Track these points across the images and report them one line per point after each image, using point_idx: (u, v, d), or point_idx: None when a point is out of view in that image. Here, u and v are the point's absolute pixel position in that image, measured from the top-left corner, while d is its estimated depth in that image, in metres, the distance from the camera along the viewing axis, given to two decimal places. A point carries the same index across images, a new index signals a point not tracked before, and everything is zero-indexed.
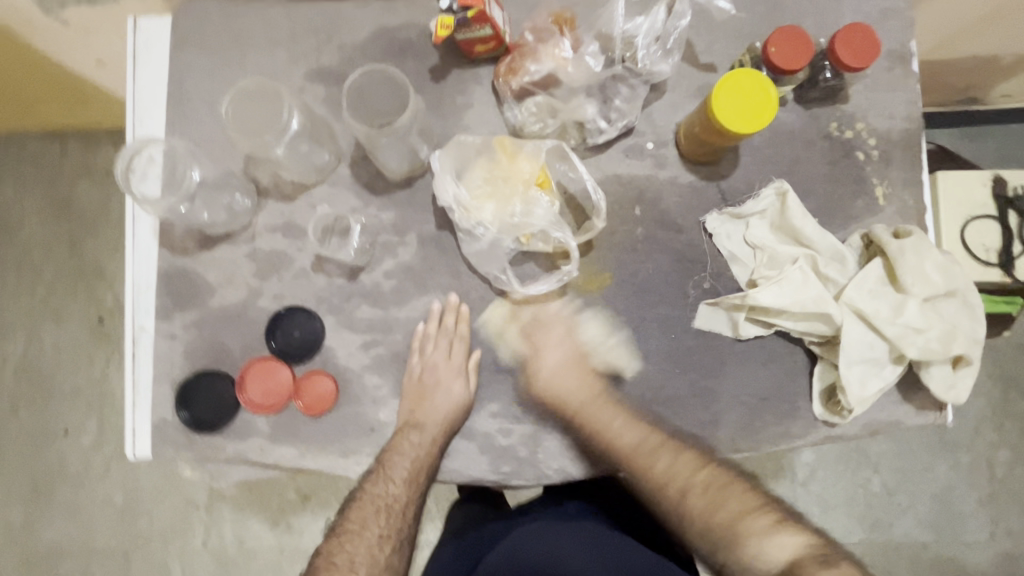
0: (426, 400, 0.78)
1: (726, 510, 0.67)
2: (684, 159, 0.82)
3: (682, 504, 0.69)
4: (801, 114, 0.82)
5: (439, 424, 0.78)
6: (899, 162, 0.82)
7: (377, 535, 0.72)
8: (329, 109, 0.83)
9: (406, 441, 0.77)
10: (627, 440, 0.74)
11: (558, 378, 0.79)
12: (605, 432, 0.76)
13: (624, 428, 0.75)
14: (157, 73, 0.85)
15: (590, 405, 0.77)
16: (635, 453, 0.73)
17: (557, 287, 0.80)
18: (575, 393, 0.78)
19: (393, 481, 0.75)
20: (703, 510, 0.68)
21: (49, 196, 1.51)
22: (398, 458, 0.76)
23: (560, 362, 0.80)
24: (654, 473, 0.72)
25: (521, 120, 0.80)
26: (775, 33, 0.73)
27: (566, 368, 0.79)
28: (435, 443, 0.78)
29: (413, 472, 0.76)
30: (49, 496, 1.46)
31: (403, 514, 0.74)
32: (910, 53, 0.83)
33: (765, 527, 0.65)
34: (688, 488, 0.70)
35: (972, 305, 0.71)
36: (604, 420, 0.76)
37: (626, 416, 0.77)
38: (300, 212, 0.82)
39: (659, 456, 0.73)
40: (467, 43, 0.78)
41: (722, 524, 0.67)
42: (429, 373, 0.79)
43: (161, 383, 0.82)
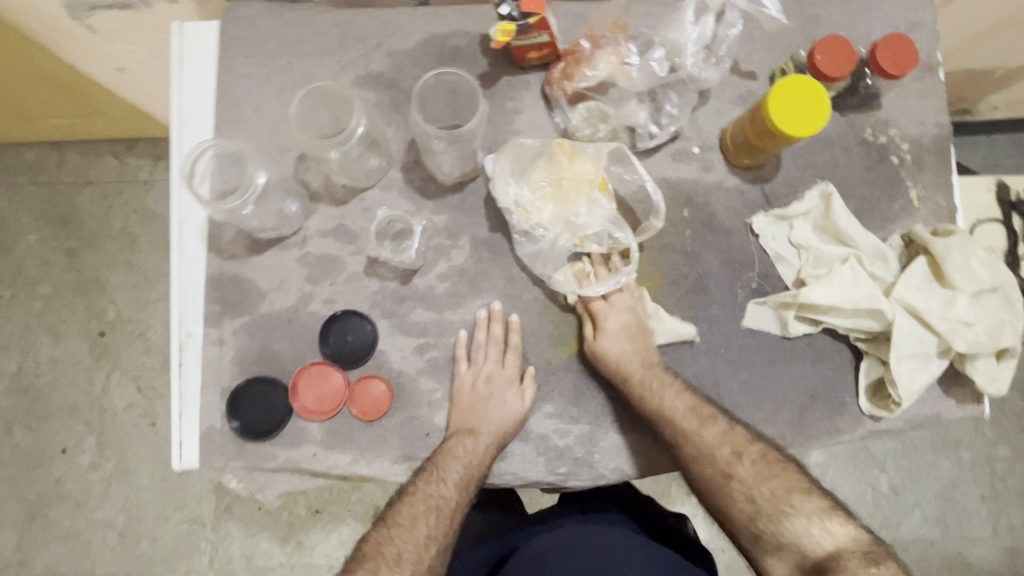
0: (481, 405, 0.78)
1: (771, 484, 0.71)
2: (729, 163, 0.84)
3: (732, 478, 0.72)
4: (838, 120, 0.86)
5: (495, 429, 0.77)
6: (932, 165, 0.86)
7: (424, 535, 0.70)
8: (380, 114, 0.84)
9: (460, 446, 0.76)
10: (677, 407, 0.75)
11: (617, 346, 0.77)
12: (657, 398, 0.76)
13: (671, 398, 0.76)
14: (204, 79, 0.85)
15: (648, 371, 0.77)
16: (684, 420, 0.75)
17: (614, 290, 0.79)
18: (633, 359, 0.78)
19: (444, 484, 0.74)
20: (752, 476, 0.71)
21: (51, 207, 1.46)
22: (451, 462, 0.75)
23: (623, 333, 0.78)
24: (701, 439, 0.74)
25: (573, 124, 0.82)
26: (822, 41, 0.76)
27: (626, 336, 0.78)
28: (488, 450, 0.77)
29: (466, 476, 0.75)
30: (47, 518, 1.40)
31: (452, 518, 0.72)
32: (936, 63, 0.87)
33: (813, 510, 0.69)
34: (733, 461, 0.72)
35: (1014, 300, 0.75)
36: (655, 386, 0.77)
37: (681, 385, 0.77)
38: (351, 216, 0.82)
39: (705, 425, 0.74)
40: (522, 50, 0.79)
41: (769, 497, 0.70)
42: (486, 382, 0.79)
43: (209, 390, 0.80)
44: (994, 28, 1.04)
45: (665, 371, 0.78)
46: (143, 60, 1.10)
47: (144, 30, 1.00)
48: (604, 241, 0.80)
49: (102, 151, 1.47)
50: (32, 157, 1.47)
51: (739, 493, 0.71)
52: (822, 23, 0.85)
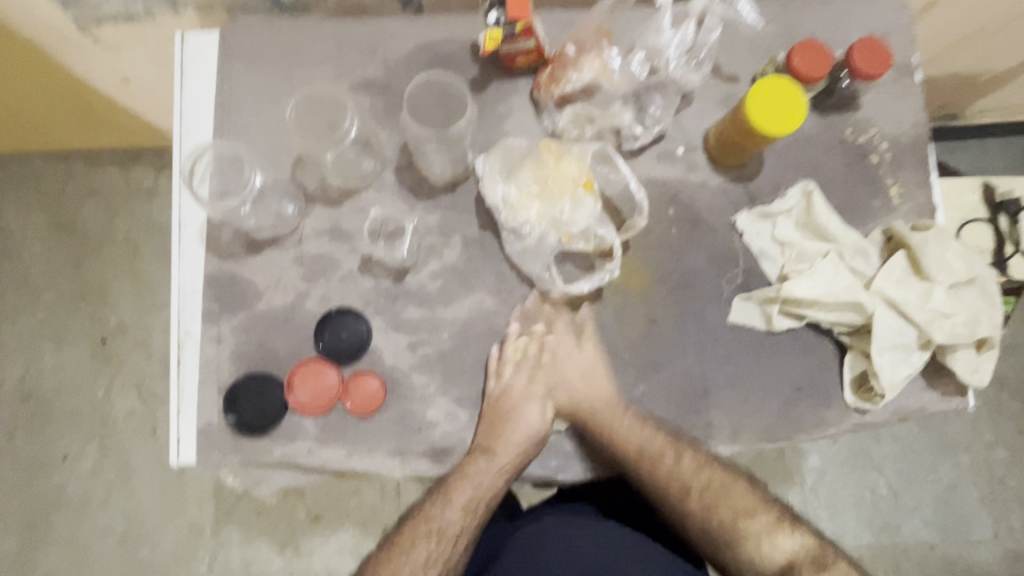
0: (504, 427, 0.80)
1: (725, 508, 0.77)
2: (713, 163, 0.87)
3: (687, 511, 0.77)
4: (819, 121, 0.88)
5: (512, 457, 0.79)
6: (911, 164, 0.88)
7: (424, 558, 0.75)
8: (373, 118, 0.87)
9: (471, 470, 0.78)
10: (635, 444, 0.79)
11: (575, 377, 0.83)
12: (612, 432, 0.80)
13: (632, 432, 0.80)
14: (205, 86, 0.88)
15: (604, 410, 0.81)
16: (641, 460, 0.79)
17: (597, 286, 0.83)
18: (590, 398, 0.82)
19: (450, 509, 0.77)
20: (706, 505, 0.77)
21: (57, 216, 1.50)
22: (459, 487, 0.78)
23: (581, 366, 0.83)
24: (664, 475, 0.78)
25: (560, 126, 0.84)
26: (799, 45, 0.79)
27: (585, 371, 0.83)
28: (498, 477, 0.78)
29: (472, 502, 0.78)
30: (47, 525, 1.41)
31: (455, 543, 0.76)
32: (912, 65, 0.90)
33: (764, 528, 0.75)
34: (691, 488, 0.78)
35: (991, 292, 0.77)
36: (612, 425, 0.80)
37: (635, 419, 0.81)
38: (347, 216, 0.85)
39: (666, 456, 0.79)
40: (510, 55, 0.82)
41: (722, 526, 0.76)
42: (513, 404, 0.81)
43: (206, 387, 0.82)
44: (967, 39, 1.09)
45: (626, 409, 0.81)
46: (148, 71, 1.13)
47: (149, 42, 1.03)
48: (589, 240, 0.82)
49: (107, 161, 1.50)
50: (38, 167, 1.51)
51: (695, 526, 0.77)
52: (801, 28, 0.88)
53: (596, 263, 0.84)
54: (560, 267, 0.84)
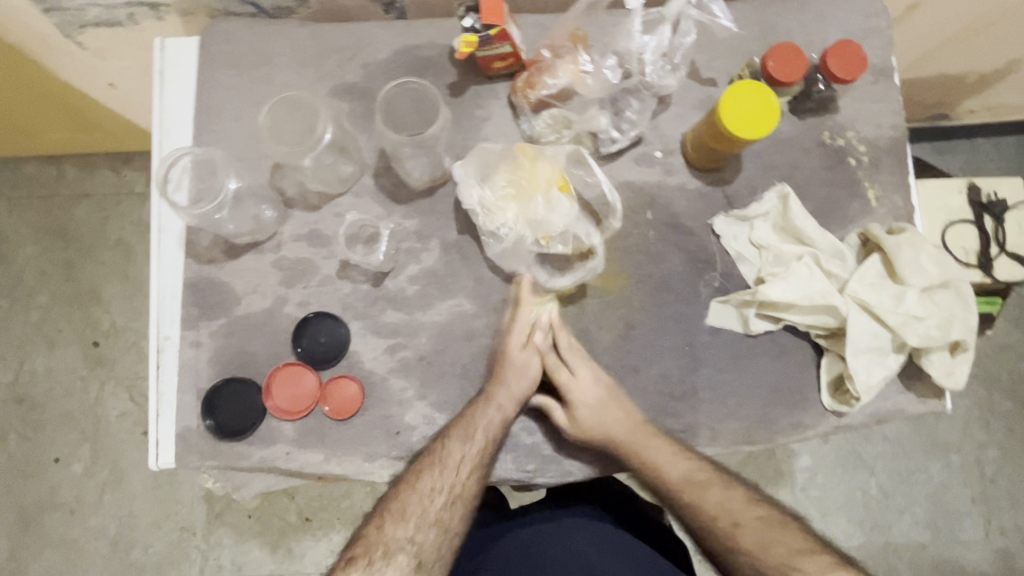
0: (522, 369, 0.80)
1: (779, 546, 0.74)
2: (691, 167, 0.87)
3: (737, 549, 0.75)
4: (796, 124, 0.88)
5: (523, 396, 0.79)
6: (889, 166, 0.88)
7: (431, 487, 0.74)
8: (352, 122, 0.87)
9: (476, 409, 0.77)
10: (674, 473, 0.78)
11: (591, 420, 0.78)
12: (652, 467, 0.78)
13: (670, 463, 0.78)
14: (185, 92, 0.89)
15: (636, 438, 0.79)
16: (682, 489, 0.77)
17: (580, 280, 0.85)
18: (619, 426, 0.79)
19: (455, 444, 0.76)
20: (758, 542, 0.74)
21: (48, 220, 1.50)
22: (465, 424, 0.77)
23: (593, 401, 0.79)
24: (705, 509, 0.77)
25: (538, 131, 0.85)
26: (773, 50, 0.80)
27: (597, 408, 0.79)
28: (502, 418, 0.77)
29: (477, 440, 0.76)
30: (40, 528, 1.42)
31: (471, 478, 0.75)
32: (891, 68, 0.90)
33: (821, 569, 0.71)
34: (739, 524, 0.76)
35: (966, 295, 0.77)
36: (651, 455, 0.78)
37: (673, 448, 0.79)
38: (325, 221, 0.85)
39: (711, 486, 0.78)
40: (486, 60, 0.82)
41: (775, 564, 0.73)
42: (513, 348, 0.80)
43: (186, 392, 0.83)
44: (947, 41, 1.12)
45: (655, 437, 0.79)
46: (134, 75, 1.14)
47: (133, 47, 1.04)
48: (565, 243, 0.82)
49: (98, 164, 1.51)
50: (29, 171, 1.51)
51: (745, 561, 0.74)
52: (779, 31, 0.88)
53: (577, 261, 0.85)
54: (540, 269, 0.85)
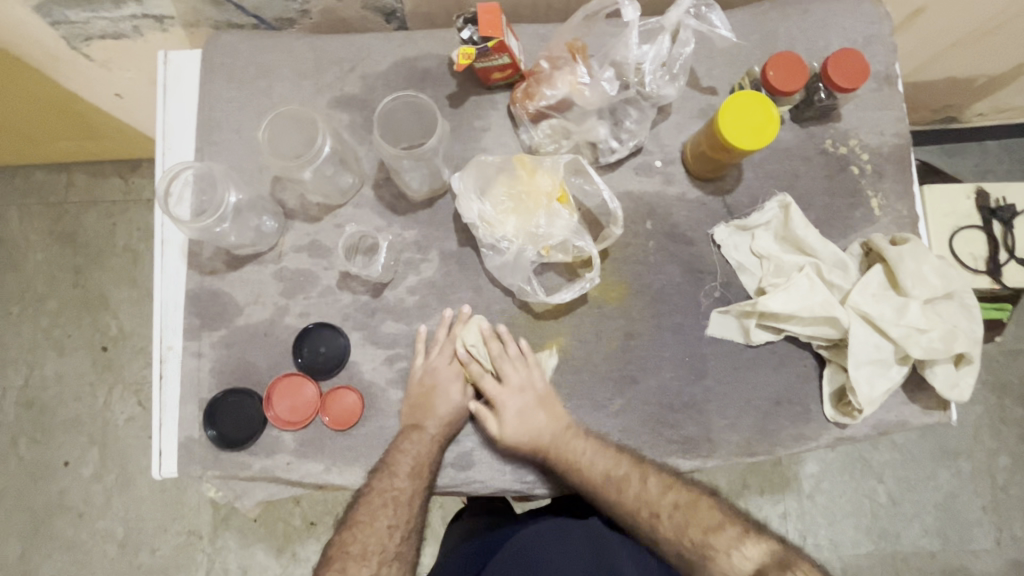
0: (429, 398, 0.80)
1: (694, 528, 0.74)
2: (690, 176, 0.87)
3: (657, 536, 0.75)
4: (798, 132, 0.88)
5: (442, 419, 0.80)
6: (893, 175, 0.87)
7: (386, 525, 0.74)
8: (352, 134, 0.88)
9: (410, 437, 0.79)
10: (597, 469, 0.77)
11: (522, 423, 0.79)
12: (581, 467, 0.78)
13: (597, 460, 0.78)
14: (189, 105, 0.90)
15: (561, 437, 0.79)
16: (608, 483, 0.76)
17: (580, 294, 0.83)
18: (540, 425, 0.80)
19: (399, 475, 0.76)
20: (675, 529, 0.74)
21: (57, 227, 1.52)
22: (402, 455, 0.77)
23: (522, 408, 0.80)
24: (629, 496, 0.76)
25: (537, 141, 0.85)
26: (772, 59, 0.79)
27: (531, 408, 0.80)
28: (434, 442, 0.79)
29: (419, 465, 0.77)
30: (49, 530, 1.44)
31: (411, 507, 0.76)
32: (895, 75, 0.89)
33: (736, 539, 0.72)
34: (659, 512, 0.75)
35: (969, 306, 0.76)
36: (573, 453, 0.78)
37: (596, 444, 0.79)
38: (325, 232, 0.86)
39: (630, 481, 0.76)
40: (485, 71, 0.82)
41: (692, 545, 0.73)
42: (433, 372, 0.81)
43: (188, 402, 0.83)
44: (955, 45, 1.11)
45: (581, 434, 0.79)
46: (140, 86, 1.15)
47: (139, 58, 1.05)
48: (565, 249, 0.83)
49: (106, 171, 1.53)
50: (39, 179, 1.53)
51: (668, 546, 0.74)
52: (780, 40, 0.88)
53: (575, 273, 0.85)
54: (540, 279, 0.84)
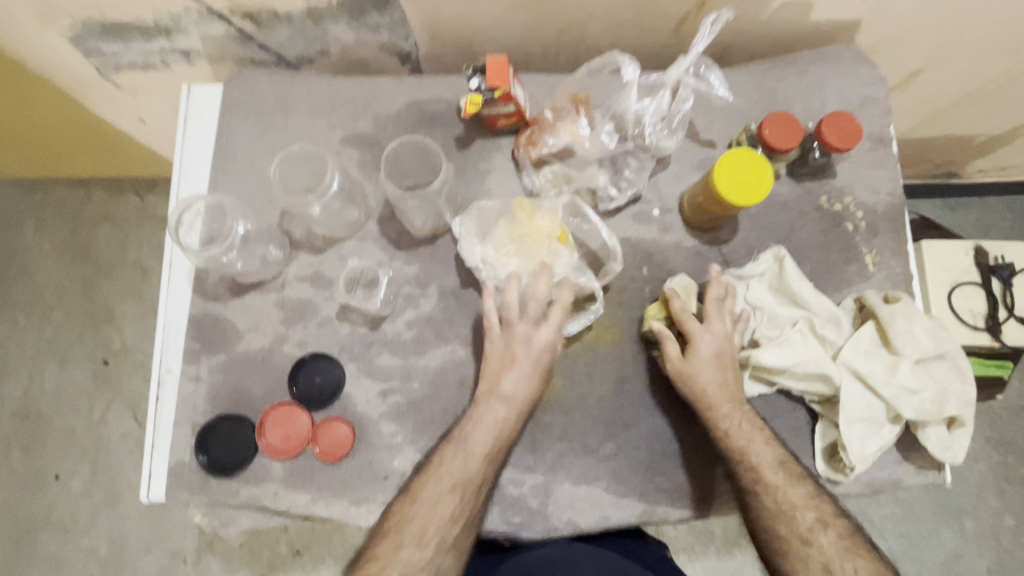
0: (506, 368, 0.79)
1: (853, 564, 0.69)
2: (687, 225, 0.89)
3: (810, 547, 0.71)
4: (794, 187, 0.90)
5: (525, 393, 0.78)
6: (887, 233, 0.89)
7: (448, 518, 0.74)
8: (361, 170, 0.91)
9: (488, 410, 0.78)
10: (767, 457, 0.75)
11: (716, 377, 0.77)
12: (739, 436, 0.76)
13: (747, 434, 0.76)
14: (206, 136, 0.94)
15: (736, 408, 0.77)
16: (772, 475, 0.74)
17: (585, 326, 0.85)
18: (728, 393, 0.77)
19: (470, 460, 0.76)
20: (827, 549, 0.71)
21: (70, 241, 1.56)
22: (474, 431, 0.77)
23: (714, 357, 0.78)
24: (792, 498, 0.73)
25: (538, 186, 0.88)
26: (768, 117, 0.82)
27: (722, 368, 0.78)
28: (512, 424, 0.78)
29: (490, 450, 0.77)
30: (33, 545, 1.42)
31: (476, 493, 0.76)
32: (889, 136, 0.92)
33: None
34: (824, 525, 0.72)
35: (961, 367, 0.77)
36: (739, 429, 0.76)
37: (771, 439, 0.77)
38: (329, 264, 0.88)
39: (799, 483, 0.74)
40: (492, 117, 0.86)
41: (850, 574, 0.69)
42: (521, 336, 0.79)
43: (181, 425, 0.84)
44: (951, 105, 1.14)
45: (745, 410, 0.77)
46: (162, 112, 1.20)
47: (164, 88, 1.10)
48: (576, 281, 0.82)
49: (125, 189, 1.57)
50: (59, 193, 1.58)
51: (816, 562, 0.70)
52: (775, 99, 0.92)
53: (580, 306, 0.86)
54: None
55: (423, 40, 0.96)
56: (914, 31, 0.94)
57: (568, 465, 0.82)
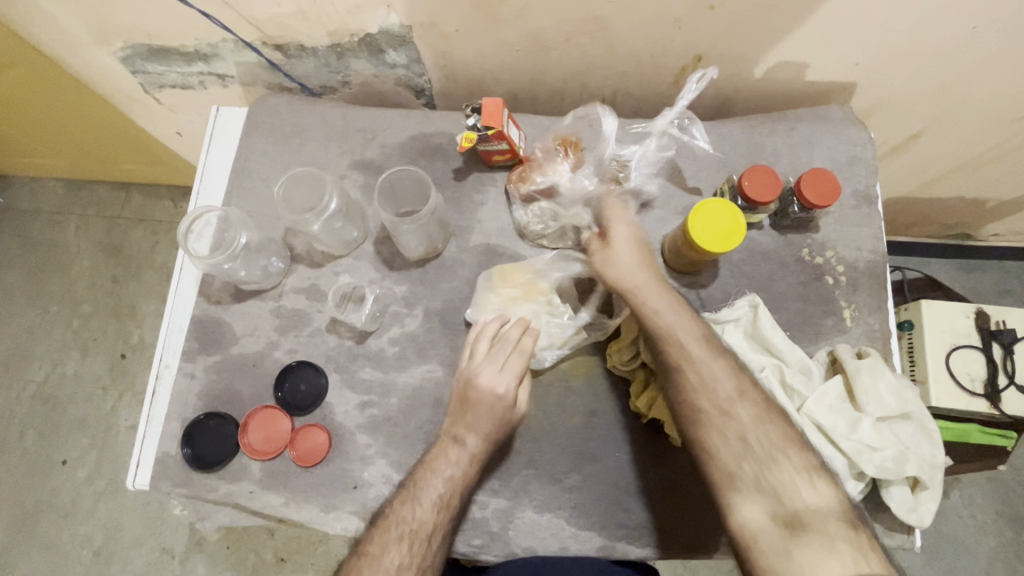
0: (471, 408, 0.80)
1: (768, 440, 0.71)
2: (668, 268, 0.92)
3: (731, 422, 0.72)
4: (776, 239, 0.92)
5: (483, 435, 0.80)
6: (867, 289, 0.90)
7: (397, 560, 0.74)
8: (363, 194, 0.97)
9: (446, 455, 0.79)
10: (684, 340, 0.77)
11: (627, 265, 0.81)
12: (661, 314, 0.78)
13: (647, 294, 0.79)
14: (228, 153, 1.03)
15: (651, 292, 0.79)
16: (691, 356, 0.76)
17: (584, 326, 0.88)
18: (640, 278, 0.80)
19: (422, 502, 0.77)
20: (750, 424, 0.72)
21: (104, 240, 1.67)
22: (430, 479, 0.78)
23: (631, 250, 0.82)
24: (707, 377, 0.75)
25: (525, 220, 0.92)
26: (748, 170, 0.85)
27: (636, 258, 0.82)
28: (471, 465, 0.79)
29: (444, 495, 0.78)
30: (34, 527, 1.48)
31: (428, 541, 0.76)
32: (875, 196, 0.94)
33: (803, 470, 0.68)
34: (745, 399, 0.73)
35: (928, 429, 0.77)
36: (655, 312, 0.78)
37: (689, 326, 0.78)
38: (325, 279, 0.94)
39: (715, 365, 0.76)
40: (487, 153, 0.91)
41: (763, 451, 0.70)
42: (483, 381, 0.81)
43: (172, 419, 0.89)
44: (950, 168, 1.16)
45: (673, 295, 0.79)
46: (196, 127, 1.30)
47: (200, 107, 1.20)
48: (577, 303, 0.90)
49: (161, 195, 1.69)
50: (101, 194, 1.70)
51: (733, 433, 0.72)
52: (763, 153, 0.95)
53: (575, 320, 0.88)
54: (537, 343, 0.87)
55: (435, 78, 1.03)
56: (908, 97, 0.97)
57: (531, 491, 0.84)
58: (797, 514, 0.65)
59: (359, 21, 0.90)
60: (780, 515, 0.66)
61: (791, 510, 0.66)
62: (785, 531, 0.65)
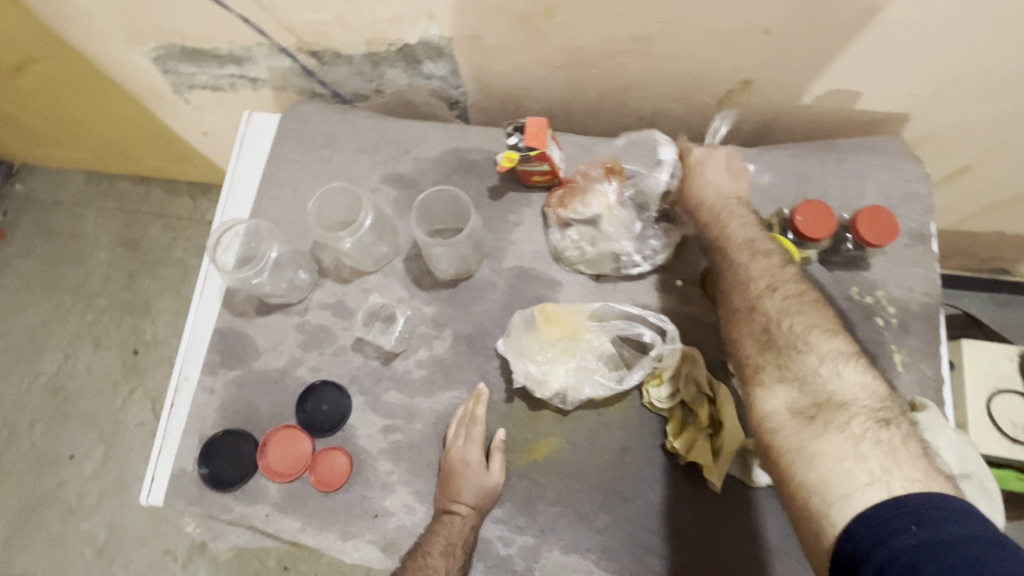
0: (452, 479, 0.79)
1: (796, 324, 0.69)
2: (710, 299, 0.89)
3: (757, 311, 0.72)
4: (824, 275, 0.88)
5: (471, 502, 0.78)
6: (919, 333, 0.86)
7: None
8: (394, 208, 0.94)
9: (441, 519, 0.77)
10: (741, 235, 0.78)
11: (710, 172, 0.83)
12: (721, 223, 0.80)
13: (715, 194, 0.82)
14: (257, 159, 1.01)
15: (724, 199, 0.81)
16: (739, 250, 0.77)
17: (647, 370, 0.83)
18: (713, 186, 0.83)
19: (431, 555, 0.75)
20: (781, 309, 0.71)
21: (123, 234, 1.66)
22: (431, 536, 0.76)
23: (716, 163, 0.83)
24: (752, 270, 0.75)
25: (561, 244, 0.90)
26: (802, 204, 0.82)
27: (720, 169, 0.83)
28: (466, 520, 0.78)
29: (449, 546, 0.76)
30: (38, 521, 1.46)
31: None
32: (930, 234, 0.89)
33: (833, 357, 0.66)
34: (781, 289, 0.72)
35: (988, 490, 0.73)
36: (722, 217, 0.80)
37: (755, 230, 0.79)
38: (352, 295, 0.91)
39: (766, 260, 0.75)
40: (526, 173, 0.88)
41: (787, 332, 0.69)
42: (455, 456, 0.80)
43: (190, 434, 0.87)
44: (1000, 203, 1.11)
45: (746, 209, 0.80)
46: (223, 128, 1.28)
47: (229, 109, 1.18)
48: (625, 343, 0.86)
49: (181, 191, 1.67)
50: (121, 187, 1.68)
51: (759, 322, 0.72)
52: (811, 184, 0.92)
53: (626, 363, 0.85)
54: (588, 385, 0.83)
55: (471, 91, 1.00)
56: (965, 130, 0.93)
57: (559, 530, 0.80)
58: (818, 402, 0.63)
59: (399, 31, 0.88)
60: (800, 407, 0.64)
61: (812, 396, 0.64)
62: (804, 421, 0.62)
